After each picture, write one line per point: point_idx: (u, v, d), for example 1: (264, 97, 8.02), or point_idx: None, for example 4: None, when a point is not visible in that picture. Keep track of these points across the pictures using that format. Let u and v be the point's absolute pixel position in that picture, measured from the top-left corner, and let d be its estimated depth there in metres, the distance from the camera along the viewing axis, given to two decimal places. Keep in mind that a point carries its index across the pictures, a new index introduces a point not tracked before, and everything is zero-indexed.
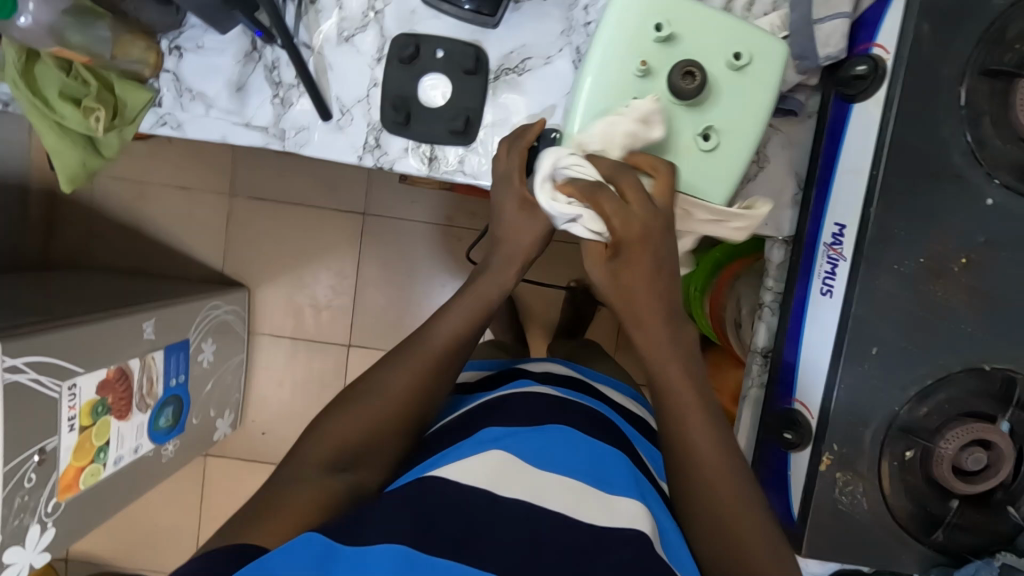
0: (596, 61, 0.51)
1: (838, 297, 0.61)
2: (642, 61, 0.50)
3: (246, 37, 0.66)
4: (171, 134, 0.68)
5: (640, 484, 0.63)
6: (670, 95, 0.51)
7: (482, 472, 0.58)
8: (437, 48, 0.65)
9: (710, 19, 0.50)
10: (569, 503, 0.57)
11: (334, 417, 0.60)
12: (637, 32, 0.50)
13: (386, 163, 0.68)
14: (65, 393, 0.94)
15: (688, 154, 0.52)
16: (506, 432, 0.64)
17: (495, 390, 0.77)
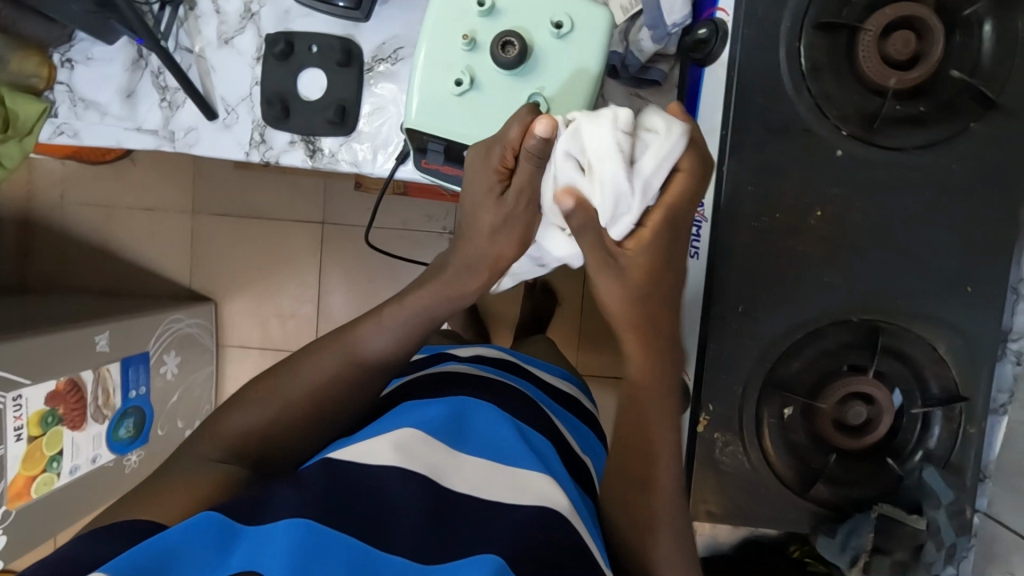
0: (426, 37, 0.53)
1: (704, 256, 0.62)
2: (467, 34, 0.52)
3: (132, 46, 0.70)
4: (69, 142, 0.72)
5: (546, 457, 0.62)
6: (497, 67, 0.52)
7: (387, 447, 0.54)
8: (310, 44, 0.68)
9: None
10: (475, 481, 0.55)
11: (253, 404, 0.58)
12: (462, 9, 0.53)
13: (272, 157, 0.71)
14: (9, 403, 0.98)
15: None
16: (415, 411, 0.62)
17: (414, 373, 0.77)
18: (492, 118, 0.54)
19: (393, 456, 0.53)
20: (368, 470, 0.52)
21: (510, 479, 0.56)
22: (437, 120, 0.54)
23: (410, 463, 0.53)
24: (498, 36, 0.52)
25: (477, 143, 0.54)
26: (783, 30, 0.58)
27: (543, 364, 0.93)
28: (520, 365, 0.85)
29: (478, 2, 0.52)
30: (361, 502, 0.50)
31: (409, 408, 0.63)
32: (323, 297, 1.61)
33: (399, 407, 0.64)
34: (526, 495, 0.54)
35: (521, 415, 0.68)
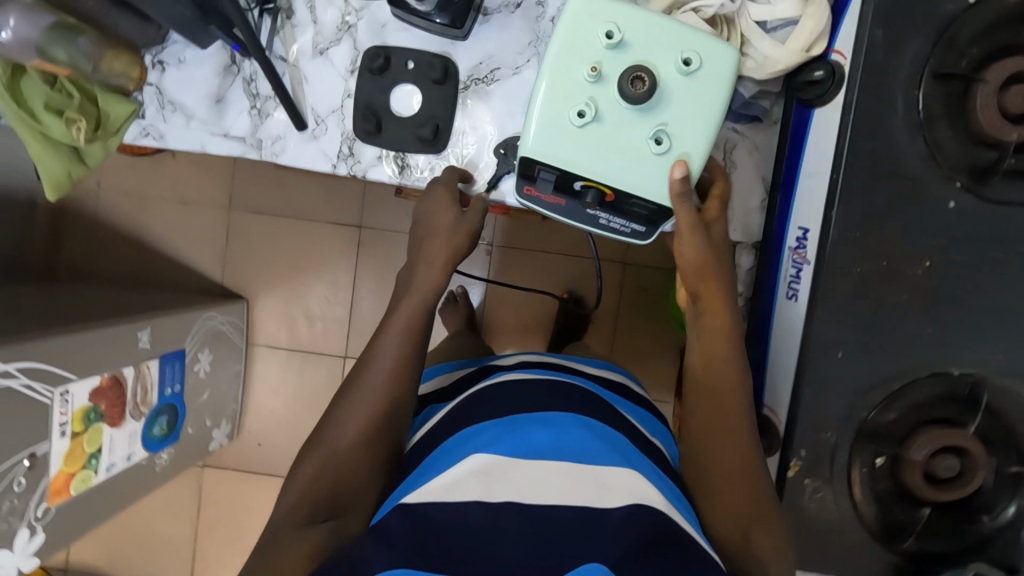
0: (549, 68, 0.52)
1: (803, 300, 0.61)
2: (594, 67, 0.52)
3: (225, 51, 0.69)
4: (153, 144, 0.71)
5: (620, 445, 0.63)
6: (624, 100, 0.51)
7: (470, 482, 0.57)
8: (407, 59, 0.67)
9: (660, 26, 0.52)
10: (561, 490, 0.58)
11: (313, 460, 0.60)
12: (589, 41, 0.52)
13: (359, 171, 0.70)
14: (57, 399, 0.96)
15: (641, 156, 0.53)
16: (479, 432, 0.63)
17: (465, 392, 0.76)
18: (613, 150, 0.53)
19: (476, 490, 0.57)
20: (453, 503, 0.56)
21: (597, 482, 0.58)
22: (556, 150, 0.53)
23: (490, 496, 0.56)
24: (626, 70, 0.51)
25: (597, 175, 0.53)
26: (902, 76, 0.57)
27: (583, 358, 0.90)
28: (568, 365, 0.83)
29: (608, 35, 0.51)
30: (455, 542, 0.53)
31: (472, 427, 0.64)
32: (354, 300, 1.59)
33: (461, 432, 0.64)
34: (615, 498, 0.57)
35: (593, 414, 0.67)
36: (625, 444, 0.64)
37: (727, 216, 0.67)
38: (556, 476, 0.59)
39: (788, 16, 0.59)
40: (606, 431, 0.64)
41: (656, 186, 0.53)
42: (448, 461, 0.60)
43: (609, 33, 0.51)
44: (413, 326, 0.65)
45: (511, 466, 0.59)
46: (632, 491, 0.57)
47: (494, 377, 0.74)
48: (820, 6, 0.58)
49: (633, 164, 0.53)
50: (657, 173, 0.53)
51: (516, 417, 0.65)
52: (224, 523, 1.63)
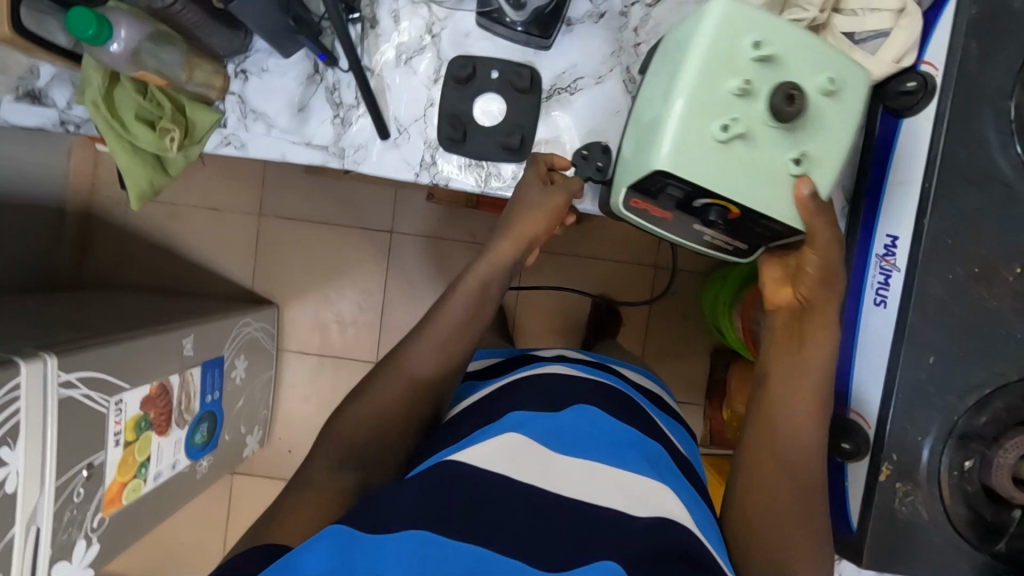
0: (692, 81, 0.53)
1: (893, 306, 0.62)
2: (742, 82, 0.52)
3: (308, 60, 0.69)
4: (233, 153, 0.70)
5: (656, 458, 0.62)
6: (768, 113, 0.52)
7: (499, 453, 0.57)
8: (492, 69, 0.68)
9: (807, 44, 0.53)
10: (589, 486, 0.56)
11: (348, 414, 0.65)
12: (737, 53, 0.52)
13: (441, 179, 0.70)
14: (112, 408, 0.95)
15: (777, 175, 0.54)
16: (523, 417, 0.63)
17: (504, 375, 0.76)
18: (751, 167, 0.54)
19: (504, 465, 0.56)
20: (475, 466, 0.56)
21: (619, 483, 0.57)
22: (692, 162, 0.53)
23: (516, 470, 0.56)
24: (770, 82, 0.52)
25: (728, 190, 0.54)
26: (991, 88, 0.59)
27: (618, 361, 0.90)
28: (607, 368, 0.83)
29: (757, 50, 0.52)
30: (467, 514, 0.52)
31: (512, 413, 0.64)
32: (386, 306, 1.59)
33: (505, 414, 0.64)
34: (639, 505, 0.55)
35: (624, 418, 0.67)
36: (663, 459, 0.64)
37: None
38: (589, 471, 0.57)
39: (879, 28, 0.61)
40: (643, 442, 0.64)
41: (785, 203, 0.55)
42: (479, 438, 0.60)
43: (755, 42, 0.52)
44: (471, 311, 0.68)
45: (540, 446, 0.59)
46: (658, 504, 0.55)
47: (541, 367, 0.74)
48: (914, 18, 0.59)
49: (767, 181, 0.54)
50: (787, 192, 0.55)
51: (562, 410, 0.65)
52: None
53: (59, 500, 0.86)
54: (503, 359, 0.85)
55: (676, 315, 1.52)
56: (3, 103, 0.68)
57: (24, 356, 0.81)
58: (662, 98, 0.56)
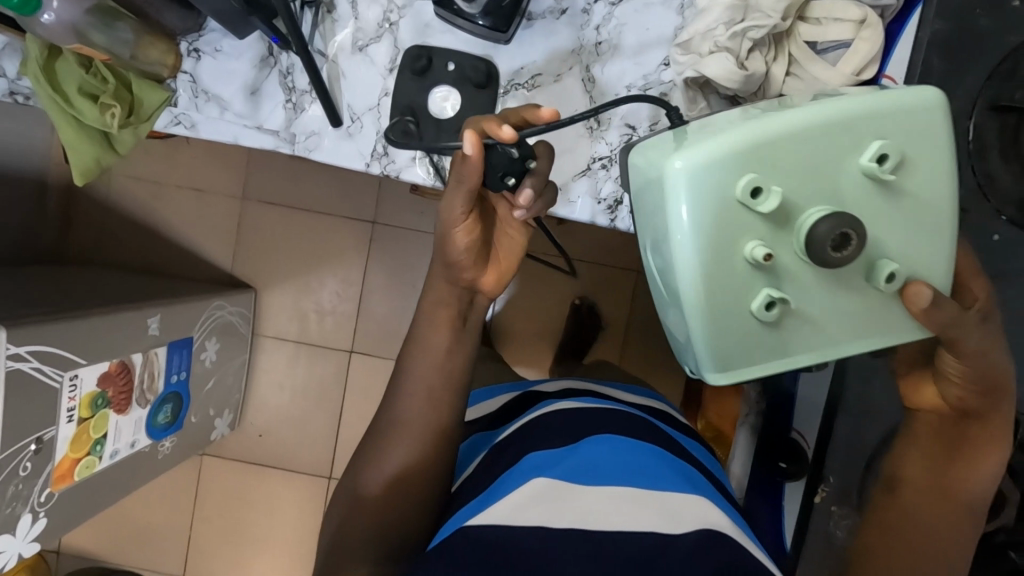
0: (715, 265, 0.46)
1: None
2: (764, 252, 0.46)
3: (262, 43, 0.67)
4: (184, 133, 0.69)
5: (683, 472, 0.63)
6: (801, 244, 0.46)
7: (531, 507, 0.55)
8: (448, 61, 0.67)
9: (814, 145, 0.45)
10: (630, 513, 0.55)
11: (367, 499, 0.62)
12: (743, 207, 0.45)
13: (392, 170, 0.69)
14: (66, 383, 0.94)
15: (871, 299, 0.49)
16: (546, 461, 0.61)
17: (512, 421, 0.76)
18: (838, 307, 0.49)
19: (537, 514, 0.54)
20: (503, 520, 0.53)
21: (650, 502, 0.57)
22: (753, 349, 0.49)
23: (551, 518, 0.53)
24: (805, 221, 0.46)
25: (807, 348, 0.49)
26: (952, 108, 0.58)
27: (629, 387, 0.90)
28: (611, 394, 0.83)
29: (759, 198, 0.45)
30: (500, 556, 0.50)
31: (537, 458, 0.62)
32: (364, 297, 1.58)
33: (529, 458, 0.62)
34: (681, 521, 0.54)
35: (637, 435, 0.67)
36: (689, 471, 0.64)
37: None
38: (623, 497, 0.57)
39: (839, 39, 0.59)
40: (665, 458, 0.64)
41: (887, 318, 0.50)
42: (500, 493, 0.58)
43: (753, 188, 0.45)
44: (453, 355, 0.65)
45: (577, 488, 0.57)
46: (691, 515, 0.55)
47: (551, 405, 0.74)
48: (876, 29, 0.57)
49: (871, 313, 0.50)
50: (880, 310, 0.49)
51: (580, 443, 0.64)
52: (222, 514, 1.62)
53: (3, 473, 0.85)
54: (514, 396, 0.84)
55: (655, 322, 1.50)
56: None
57: None
58: (676, 297, 0.49)
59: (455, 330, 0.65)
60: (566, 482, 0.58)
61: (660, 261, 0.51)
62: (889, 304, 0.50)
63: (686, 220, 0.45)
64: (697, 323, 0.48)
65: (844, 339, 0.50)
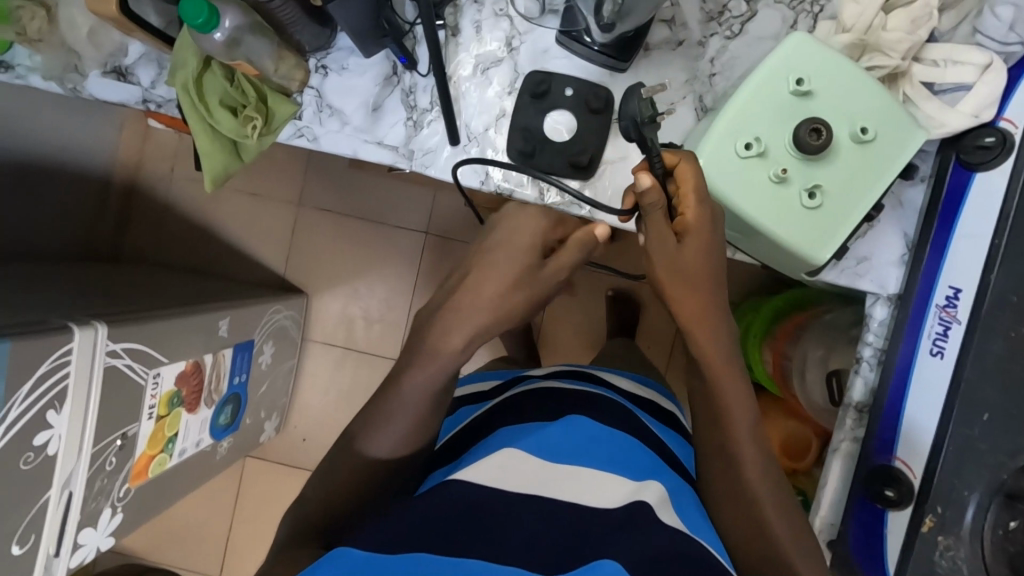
0: (751, 203, 0.55)
1: (950, 358, 0.62)
2: (776, 171, 0.54)
3: (387, 62, 0.70)
4: (305, 145, 0.72)
5: (648, 460, 0.64)
6: (793, 152, 0.54)
7: (491, 472, 0.59)
8: (566, 87, 0.69)
9: (753, 98, 0.54)
10: (579, 491, 0.58)
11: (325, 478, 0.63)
12: (744, 165, 0.55)
13: (505, 189, 0.71)
14: (150, 381, 0.96)
15: (875, 148, 0.54)
16: (518, 433, 0.65)
17: (496, 399, 0.79)
18: (856, 170, 0.54)
19: (494, 478, 0.58)
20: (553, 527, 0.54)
21: (592, 485, 0.59)
22: (824, 233, 0.55)
23: (501, 481, 0.58)
24: (786, 141, 0.54)
25: (861, 207, 0.55)
26: None
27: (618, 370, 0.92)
28: (597, 376, 0.84)
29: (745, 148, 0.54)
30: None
31: (503, 432, 0.67)
32: (413, 306, 1.60)
33: (508, 429, 0.67)
34: (610, 494, 0.58)
35: (611, 420, 0.69)
36: (657, 461, 0.65)
37: (866, 267, 0.69)
38: (581, 473, 0.60)
39: (960, 81, 0.61)
40: (631, 444, 0.66)
41: (891, 158, 0.54)
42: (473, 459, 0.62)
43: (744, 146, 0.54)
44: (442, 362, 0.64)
45: (534, 460, 0.61)
46: (628, 490, 0.58)
47: (536, 386, 0.77)
48: (998, 74, 0.59)
49: (891, 160, 0.54)
50: (889, 143, 0.54)
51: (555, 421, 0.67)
52: (261, 517, 1.63)
53: (93, 467, 0.87)
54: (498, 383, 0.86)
55: None
56: (92, 77, 0.70)
57: (76, 322, 0.83)
58: (747, 233, 0.58)
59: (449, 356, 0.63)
60: (526, 451, 0.61)
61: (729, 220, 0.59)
62: (901, 137, 0.54)
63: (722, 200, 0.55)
64: (784, 242, 0.55)
65: (881, 182, 0.54)
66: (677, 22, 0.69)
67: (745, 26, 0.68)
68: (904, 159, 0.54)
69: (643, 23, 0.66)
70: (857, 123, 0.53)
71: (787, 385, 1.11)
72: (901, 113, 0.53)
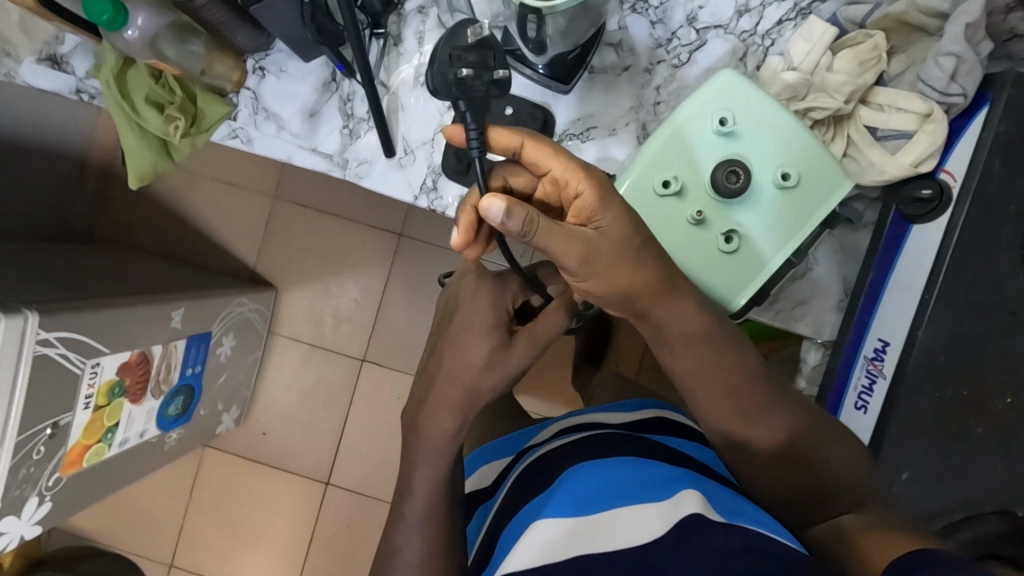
0: (671, 244, 0.53)
1: (873, 414, 0.60)
2: (696, 212, 0.52)
3: (326, 67, 0.68)
4: (239, 147, 0.70)
5: (678, 476, 0.55)
6: (714, 193, 0.52)
7: (530, 553, 0.49)
8: (506, 105, 0.67)
9: (676, 136, 0.52)
10: (619, 532, 0.48)
11: None
12: (664, 204, 0.52)
13: (440, 206, 0.70)
14: (88, 370, 0.95)
15: (796, 196, 0.52)
16: (542, 504, 0.55)
17: (505, 484, 0.68)
18: (778, 217, 0.52)
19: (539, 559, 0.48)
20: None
21: (630, 521, 0.49)
22: (742, 279, 0.53)
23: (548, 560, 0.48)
24: (706, 182, 0.52)
25: (782, 254, 0.53)
26: (1010, 211, 0.56)
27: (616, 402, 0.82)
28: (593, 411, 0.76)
29: (664, 186, 0.52)
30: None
31: (527, 507, 0.57)
32: (381, 307, 1.59)
33: (529, 502, 0.58)
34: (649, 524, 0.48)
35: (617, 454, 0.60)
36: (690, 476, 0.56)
37: (802, 311, 0.67)
38: (616, 518, 0.50)
39: (901, 128, 0.59)
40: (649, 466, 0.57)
41: (813, 207, 0.52)
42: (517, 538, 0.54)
43: (664, 184, 0.52)
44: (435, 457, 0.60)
45: (579, 521, 0.51)
46: (665, 510, 0.49)
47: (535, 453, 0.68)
48: (940, 124, 0.57)
49: (811, 209, 0.52)
50: (811, 192, 0.52)
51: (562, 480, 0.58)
52: (216, 508, 1.62)
53: (17, 456, 0.85)
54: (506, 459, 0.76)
55: None
56: (25, 64, 0.69)
57: (5, 310, 0.81)
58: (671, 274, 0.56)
59: (448, 441, 0.60)
60: (557, 514, 0.52)
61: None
62: (823, 184, 0.52)
63: None
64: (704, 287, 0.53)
65: (803, 231, 0.52)
66: (624, 46, 0.67)
67: (693, 55, 0.66)
68: (828, 206, 0.52)
69: (584, 42, 0.64)
70: (780, 169, 0.52)
71: None
72: (825, 159, 0.51)
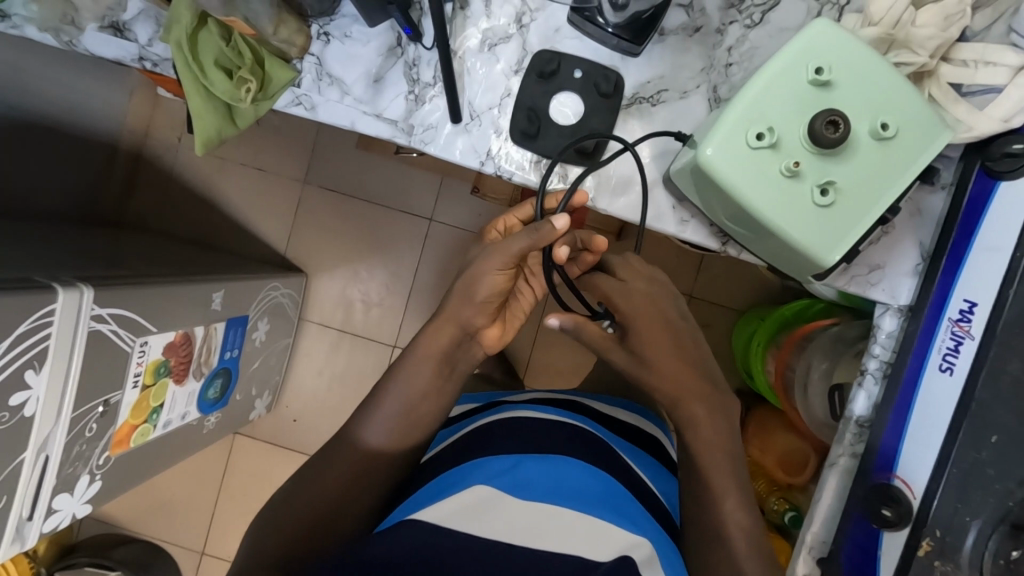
0: (764, 196, 0.52)
1: (960, 375, 0.59)
2: (792, 163, 0.51)
3: (392, 32, 0.67)
4: (303, 114, 0.70)
5: (612, 497, 0.72)
6: (811, 144, 0.51)
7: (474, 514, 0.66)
8: (575, 68, 0.66)
9: (770, 87, 0.51)
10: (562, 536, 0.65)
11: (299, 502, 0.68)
12: (759, 156, 0.51)
13: (505, 173, 0.69)
14: (136, 349, 0.94)
15: (890, 149, 0.51)
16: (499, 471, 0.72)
17: (472, 425, 0.85)
18: (874, 169, 0.51)
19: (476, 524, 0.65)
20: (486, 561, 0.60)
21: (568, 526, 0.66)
22: (839, 233, 0.52)
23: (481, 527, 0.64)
24: (803, 133, 0.51)
25: (878, 207, 0.52)
26: None
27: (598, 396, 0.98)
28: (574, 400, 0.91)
29: (758, 138, 0.51)
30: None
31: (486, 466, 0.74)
32: (411, 292, 1.58)
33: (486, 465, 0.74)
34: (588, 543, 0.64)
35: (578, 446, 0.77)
36: (620, 499, 0.72)
37: (879, 275, 0.66)
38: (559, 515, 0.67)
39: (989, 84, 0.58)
40: (598, 476, 0.73)
41: (911, 158, 0.51)
42: (452, 488, 0.69)
43: (758, 135, 0.51)
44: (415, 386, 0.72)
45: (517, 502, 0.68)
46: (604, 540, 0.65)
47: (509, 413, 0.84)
48: None
49: (908, 161, 0.51)
50: (907, 146, 0.51)
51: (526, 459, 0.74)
52: (247, 494, 1.62)
53: (70, 433, 0.85)
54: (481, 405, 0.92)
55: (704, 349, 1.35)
56: (88, 32, 0.68)
57: (61, 283, 0.81)
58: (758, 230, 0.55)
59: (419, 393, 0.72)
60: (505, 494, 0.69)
61: (741, 217, 0.56)
62: (921, 137, 0.51)
63: (735, 195, 0.52)
64: (797, 241, 0.52)
65: (901, 181, 0.51)
66: (695, 7, 0.66)
67: (767, 15, 0.65)
68: (926, 158, 0.51)
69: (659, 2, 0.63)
70: (875, 121, 0.51)
71: (788, 396, 1.07)
72: (923, 110, 0.51)
